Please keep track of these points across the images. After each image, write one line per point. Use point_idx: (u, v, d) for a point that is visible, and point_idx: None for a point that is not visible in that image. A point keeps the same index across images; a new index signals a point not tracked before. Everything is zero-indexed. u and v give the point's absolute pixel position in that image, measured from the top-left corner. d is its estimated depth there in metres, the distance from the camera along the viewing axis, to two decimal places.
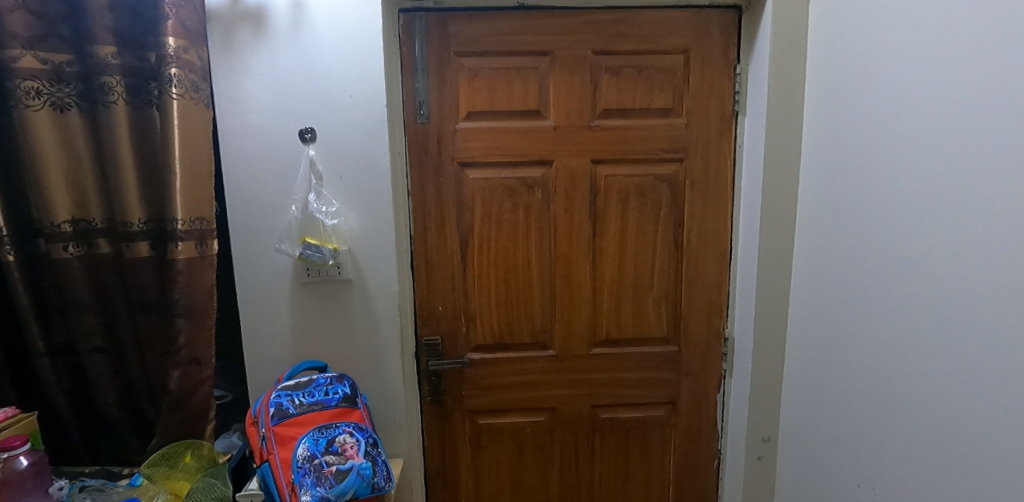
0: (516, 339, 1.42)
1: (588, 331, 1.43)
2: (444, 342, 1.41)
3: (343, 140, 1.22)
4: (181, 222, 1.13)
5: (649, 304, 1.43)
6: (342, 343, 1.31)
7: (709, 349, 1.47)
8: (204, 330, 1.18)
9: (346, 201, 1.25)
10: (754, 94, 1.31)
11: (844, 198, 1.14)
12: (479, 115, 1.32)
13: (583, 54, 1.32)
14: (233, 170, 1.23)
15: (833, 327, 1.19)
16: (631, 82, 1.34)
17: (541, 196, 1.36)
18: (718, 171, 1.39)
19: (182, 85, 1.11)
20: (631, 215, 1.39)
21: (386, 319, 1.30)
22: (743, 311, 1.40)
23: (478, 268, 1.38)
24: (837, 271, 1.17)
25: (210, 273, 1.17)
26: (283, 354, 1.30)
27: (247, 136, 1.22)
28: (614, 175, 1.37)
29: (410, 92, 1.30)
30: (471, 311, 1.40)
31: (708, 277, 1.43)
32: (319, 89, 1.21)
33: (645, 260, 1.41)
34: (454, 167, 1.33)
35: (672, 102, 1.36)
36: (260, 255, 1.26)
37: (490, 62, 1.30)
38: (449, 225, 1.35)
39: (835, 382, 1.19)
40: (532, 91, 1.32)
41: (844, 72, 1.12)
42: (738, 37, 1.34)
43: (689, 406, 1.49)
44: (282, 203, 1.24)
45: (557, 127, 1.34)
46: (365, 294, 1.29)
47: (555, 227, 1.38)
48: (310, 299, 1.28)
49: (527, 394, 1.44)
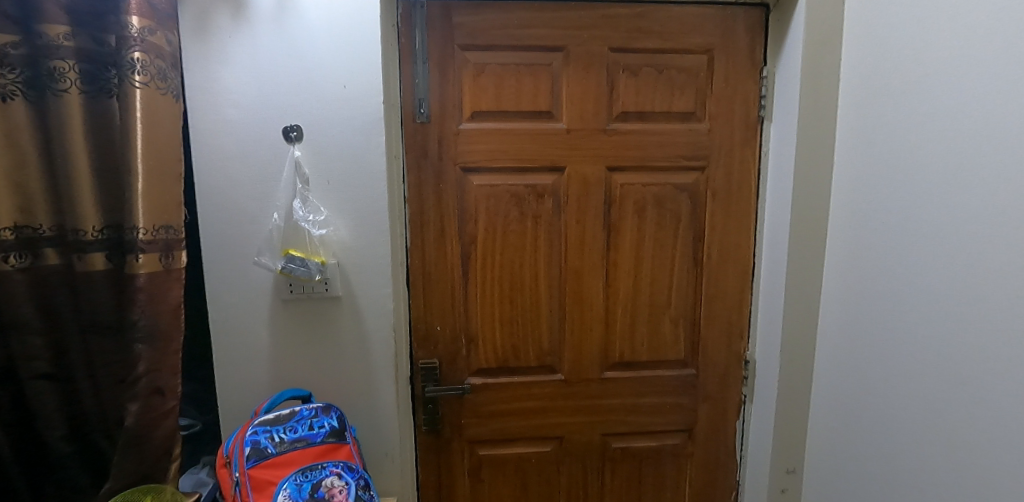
0: (521, 362, 1.29)
1: (600, 353, 1.31)
2: (443, 366, 1.27)
3: (333, 140, 1.09)
4: (143, 232, 0.96)
5: (665, 324, 1.32)
6: (329, 369, 1.16)
7: (729, 372, 1.36)
8: (169, 354, 1.01)
9: (336, 208, 1.10)
10: (782, 98, 1.21)
11: (885, 212, 1.04)
12: (485, 115, 1.20)
13: (599, 51, 1.20)
14: (204, 171, 1.08)
15: (869, 353, 1.09)
16: (650, 83, 1.23)
17: (551, 206, 1.24)
18: (742, 181, 1.29)
19: (147, 72, 0.95)
20: (648, 227, 1.28)
21: (379, 341, 1.16)
22: (767, 332, 1.30)
23: (480, 284, 1.25)
24: (876, 292, 1.07)
25: (177, 289, 1.02)
26: (260, 380, 1.15)
27: (222, 133, 1.07)
28: (631, 184, 1.26)
29: (409, 88, 1.17)
30: (472, 331, 1.27)
31: (729, 296, 1.33)
32: (307, 80, 1.07)
33: (662, 276, 1.30)
34: (456, 172, 1.20)
35: (694, 106, 1.25)
36: (235, 268, 1.11)
37: (499, 57, 1.18)
38: (450, 236, 1.22)
39: (872, 413, 1.09)
40: (543, 90, 1.20)
41: (885, 78, 1.03)
42: (765, 37, 1.24)
43: (707, 434, 1.38)
44: (262, 209, 1.09)
45: (570, 130, 1.22)
46: (355, 313, 1.15)
47: (566, 240, 1.26)
48: (293, 319, 1.13)
49: (532, 422, 1.31)
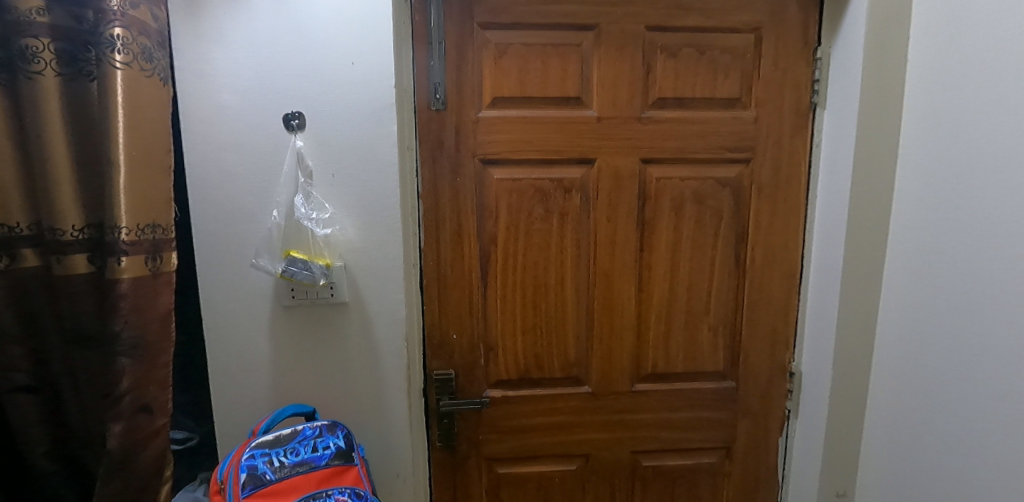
0: (545, 374, 1.18)
1: (630, 364, 1.20)
2: (459, 377, 1.16)
3: (339, 128, 0.97)
4: (126, 232, 0.85)
5: (703, 333, 1.20)
6: (335, 382, 1.05)
7: (771, 385, 1.24)
8: (158, 367, 0.91)
9: (343, 204, 0.99)
10: (839, 82, 1.08)
11: (960, 211, 0.91)
12: (506, 101, 1.08)
13: (634, 30, 1.08)
14: (196, 164, 0.96)
15: (938, 370, 0.96)
16: (690, 66, 1.11)
17: (579, 202, 1.12)
18: (790, 175, 1.16)
19: (129, 52, 0.83)
20: (686, 226, 1.16)
21: (390, 352, 1.05)
22: (817, 343, 1.17)
23: (500, 289, 1.14)
24: (948, 302, 0.94)
25: (166, 294, 0.92)
26: (259, 393, 1.05)
27: (216, 122, 0.96)
28: (667, 178, 1.14)
29: (424, 72, 1.05)
30: (491, 340, 1.16)
31: (773, 302, 1.20)
32: (310, 61, 0.95)
33: (700, 280, 1.18)
34: (474, 165, 1.09)
35: (739, 90, 1.13)
36: (229, 271, 1.00)
37: (522, 36, 1.06)
38: (468, 235, 1.11)
39: (940, 438, 0.96)
40: (572, 74, 1.08)
41: (962, 57, 0.90)
42: (820, 14, 1.11)
43: (746, 451, 1.26)
44: (259, 205, 0.98)
45: (601, 119, 1.10)
46: (364, 321, 1.04)
47: (595, 239, 1.14)
48: (295, 327, 1.03)
49: (556, 438, 1.20)
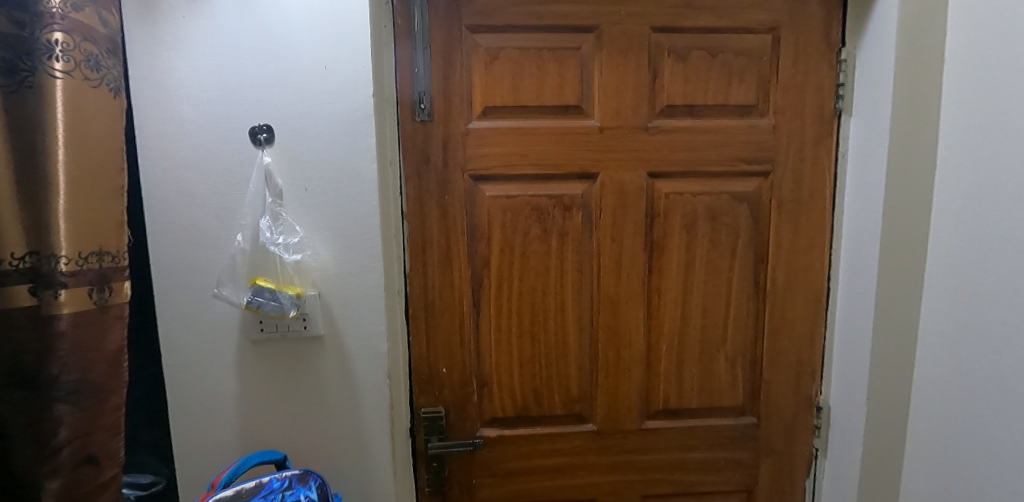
0: (544, 411, 1.06)
1: (639, 400, 1.08)
2: (449, 416, 1.05)
3: (312, 143, 0.88)
4: (66, 262, 0.75)
5: (719, 364, 1.09)
6: (310, 424, 0.94)
7: (797, 422, 1.12)
8: (107, 412, 0.81)
9: (317, 226, 0.89)
10: (866, 85, 0.97)
11: (1015, 230, 0.79)
12: (498, 112, 0.98)
13: (638, 32, 0.98)
14: (154, 183, 0.87)
15: (992, 412, 0.84)
16: (701, 70, 1.00)
17: (580, 221, 1.02)
18: (814, 189, 1.05)
19: (70, 58, 0.74)
20: (699, 246, 1.05)
21: (371, 390, 0.94)
22: (847, 375, 1.05)
23: (494, 318, 1.03)
24: (1002, 334, 0.82)
25: (117, 330, 0.82)
26: (225, 437, 0.94)
27: (175, 137, 0.87)
28: (677, 193, 1.03)
29: (408, 79, 0.95)
30: (485, 374, 1.05)
31: (797, 330, 1.09)
32: (281, 68, 0.86)
33: (716, 305, 1.07)
34: (464, 181, 0.99)
35: (755, 96, 1.02)
36: (191, 302, 0.90)
37: (516, 40, 0.96)
38: (457, 259, 1.00)
39: (997, 490, 0.83)
40: (570, 80, 0.98)
41: (1011, 55, 0.79)
42: (843, 13, 1.01)
43: (770, 495, 1.14)
44: (223, 227, 0.88)
45: (603, 129, 1.00)
46: (341, 356, 0.93)
47: (599, 262, 1.03)
48: (265, 363, 0.92)
49: (558, 482, 1.08)
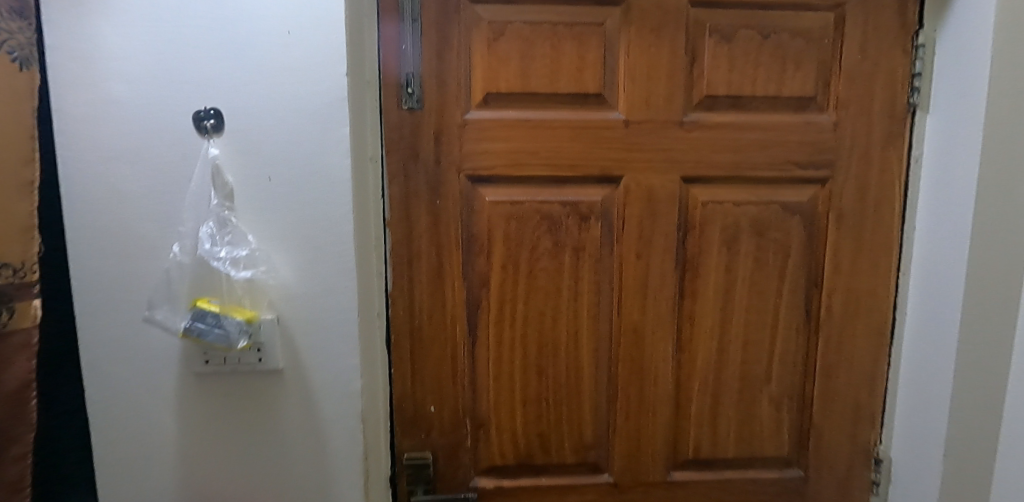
0: (552, 459, 0.89)
1: (665, 447, 0.91)
2: (438, 463, 0.88)
3: (271, 132, 0.71)
4: None
5: (761, 406, 0.91)
6: (266, 475, 0.77)
7: (851, 476, 0.94)
8: (7, 464, 0.64)
9: (277, 236, 0.73)
10: (952, 75, 0.80)
11: None
12: (502, 99, 0.81)
13: (674, 6, 0.81)
14: (76, 179, 0.70)
15: None
16: (748, 55, 0.83)
17: (599, 233, 0.85)
18: (880, 199, 0.87)
19: None
20: (741, 266, 0.87)
21: (341, 435, 0.77)
22: (915, 424, 0.87)
23: (493, 348, 0.86)
24: None
25: (22, 361, 0.65)
26: (162, 489, 0.77)
27: (101, 122, 0.70)
28: (716, 202, 0.86)
29: (394, 58, 0.78)
30: (482, 414, 0.87)
31: (855, 367, 0.91)
32: (234, 36, 0.69)
33: (759, 337, 0.89)
34: (460, 183, 0.82)
35: (813, 87, 0.85)
36: (121, 326, 0.73)
37: (526, 12, 0.79)
38: (450, 276, 0.84)
39: None
40: (591, 63, 0.81)
41: None
42: None
43: None
44: (161, 233, 0.72)
45: (629, 123, 0.83)
46: (305, 394, 0.76)
47: (620, 284, 0.86)
48: (211, 401, 0.75)
49: None
